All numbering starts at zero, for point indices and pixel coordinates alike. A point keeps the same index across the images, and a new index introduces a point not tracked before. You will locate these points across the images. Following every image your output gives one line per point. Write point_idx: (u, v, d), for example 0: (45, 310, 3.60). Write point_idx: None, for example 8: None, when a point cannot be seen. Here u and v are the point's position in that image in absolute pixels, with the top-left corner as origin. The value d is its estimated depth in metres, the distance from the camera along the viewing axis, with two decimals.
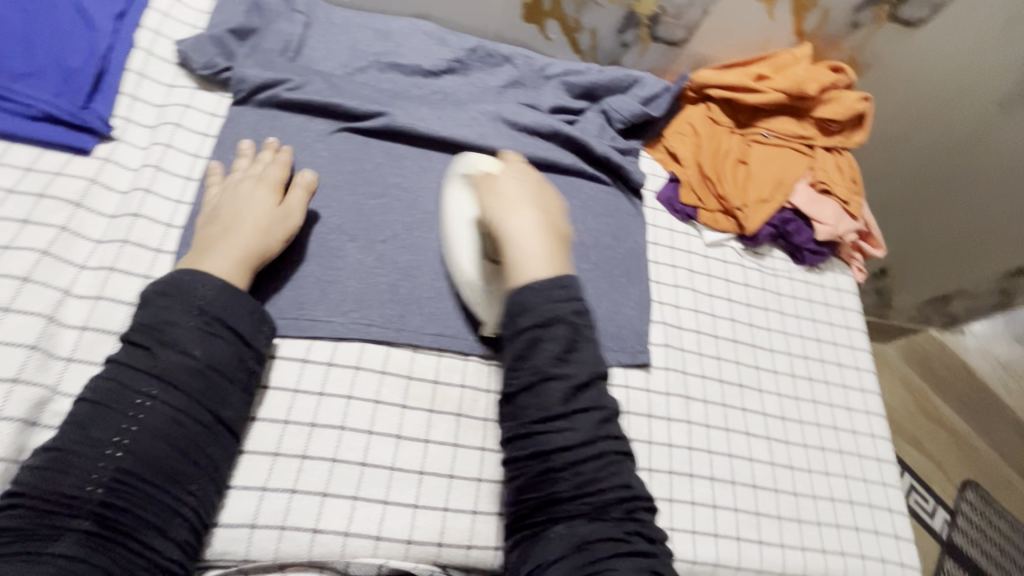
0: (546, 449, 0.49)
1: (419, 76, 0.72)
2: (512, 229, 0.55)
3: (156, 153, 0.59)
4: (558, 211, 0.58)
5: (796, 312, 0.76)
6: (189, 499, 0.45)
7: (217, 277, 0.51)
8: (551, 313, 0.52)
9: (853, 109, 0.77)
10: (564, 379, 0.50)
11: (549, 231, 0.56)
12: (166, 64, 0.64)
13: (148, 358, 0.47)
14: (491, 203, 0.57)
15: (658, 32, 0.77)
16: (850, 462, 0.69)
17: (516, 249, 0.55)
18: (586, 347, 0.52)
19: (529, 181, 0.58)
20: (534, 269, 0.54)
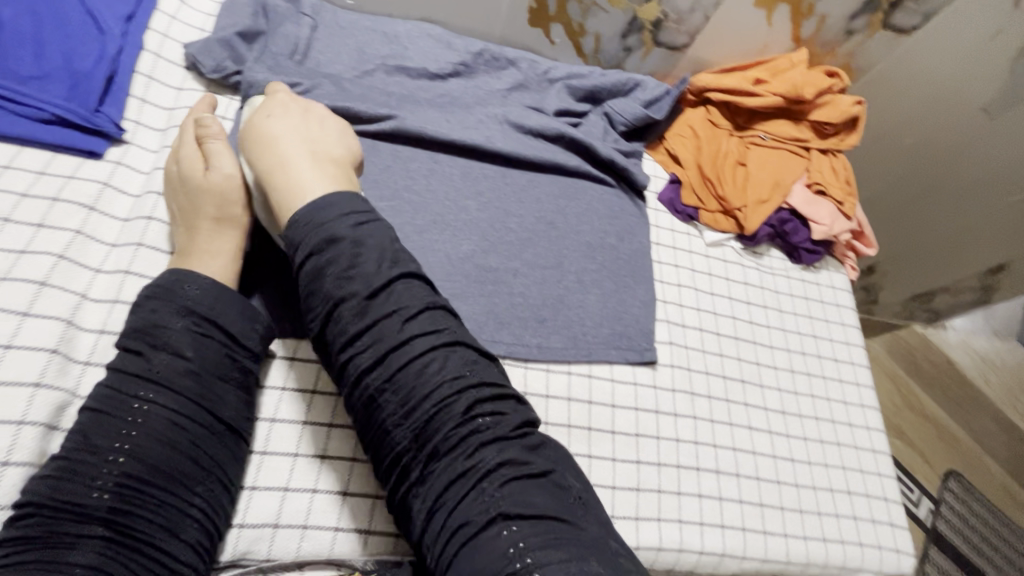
0: (359, 379, 0.47)
1: (426, 79, 0.73)
2: (271, 163, 0.53)
3: (168, 156, 0.59)
4: (328, 136, 0.56)
5: (794, 309, 0.79)
6: (196, 500, 0.45)
7: (207, 277, 0.51)
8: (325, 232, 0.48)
9: (847, 113, 0.79)
10: (346, 293, 0.47)
11: (317, 157, 0.54)
12: (176, 67, 0.64)
13: (143, 362, 0.47)
14: (257, 141, 0.55)
15: (660, 37, 0.78)
16: (848, 454, 0.72)
17: (279, 182, 0.52)
18: (367, 253, 0.48)
19: (292, 116, 0.56)
20: (300, 195, 0.51)
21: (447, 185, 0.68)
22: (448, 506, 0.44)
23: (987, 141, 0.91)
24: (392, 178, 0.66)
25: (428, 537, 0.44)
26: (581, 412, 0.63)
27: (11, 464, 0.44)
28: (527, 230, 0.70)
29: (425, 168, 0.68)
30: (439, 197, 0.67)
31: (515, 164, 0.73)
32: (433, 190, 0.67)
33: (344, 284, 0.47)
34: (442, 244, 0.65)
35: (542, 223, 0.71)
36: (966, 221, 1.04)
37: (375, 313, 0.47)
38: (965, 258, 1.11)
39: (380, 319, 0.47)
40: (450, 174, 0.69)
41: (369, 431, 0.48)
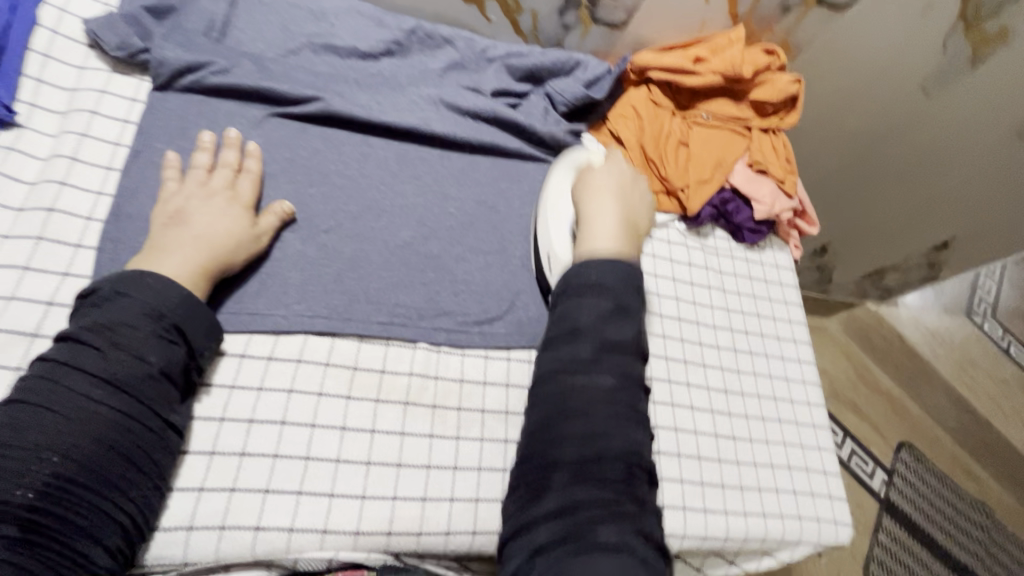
0: (564, 394, 0.51)
1: (357, 58, 0.70)
2: (593, 211, 0.63)
3: (70, 142, 0.55)
4: (637, 205, 0.67)
5: (737, 289, 0.79)
6: (130, 506, 0.43)
7: (184, 287, 0.49)
8: (600, 280, 0.56)
9: (785, 91, 0.79)
10: (596, 336, 0.53)
11: (628, 221, 0.64)
12: (76, 45, 0.60)
13: (98, 359, 0.44)
14: (583, 187, 0.65)
15: (598, 13, 0.76)
16: (788, 430, 0.73)
17: (594, 222, 0.62)
18: (629, 322, 0.55)
19: (621, 174, 0.67)
20: (609, 238, 0.61)
21: (380, 169, 0.66)
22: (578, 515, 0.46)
23: (935, 113, 0.91)
24: (320, 162, 0.63)
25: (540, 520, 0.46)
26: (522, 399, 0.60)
27: None
28: (468, 214, 0.67)
29: (356, 152, 0.65)
30: (372, 181, 0.65)
31: (453, 147, 0.71)
32: (364, 173, 0.65)
33: (601, 329, 0.54)
34: (377, 230, 0.62)
35: (483, 207, 0.68)
36: (931, 191, 1.03)
37: (607, 367, 0.52)
38: (929, 229, 1.12)
39: (608, 375, 0.52)
40: (383, 157, 0.66)
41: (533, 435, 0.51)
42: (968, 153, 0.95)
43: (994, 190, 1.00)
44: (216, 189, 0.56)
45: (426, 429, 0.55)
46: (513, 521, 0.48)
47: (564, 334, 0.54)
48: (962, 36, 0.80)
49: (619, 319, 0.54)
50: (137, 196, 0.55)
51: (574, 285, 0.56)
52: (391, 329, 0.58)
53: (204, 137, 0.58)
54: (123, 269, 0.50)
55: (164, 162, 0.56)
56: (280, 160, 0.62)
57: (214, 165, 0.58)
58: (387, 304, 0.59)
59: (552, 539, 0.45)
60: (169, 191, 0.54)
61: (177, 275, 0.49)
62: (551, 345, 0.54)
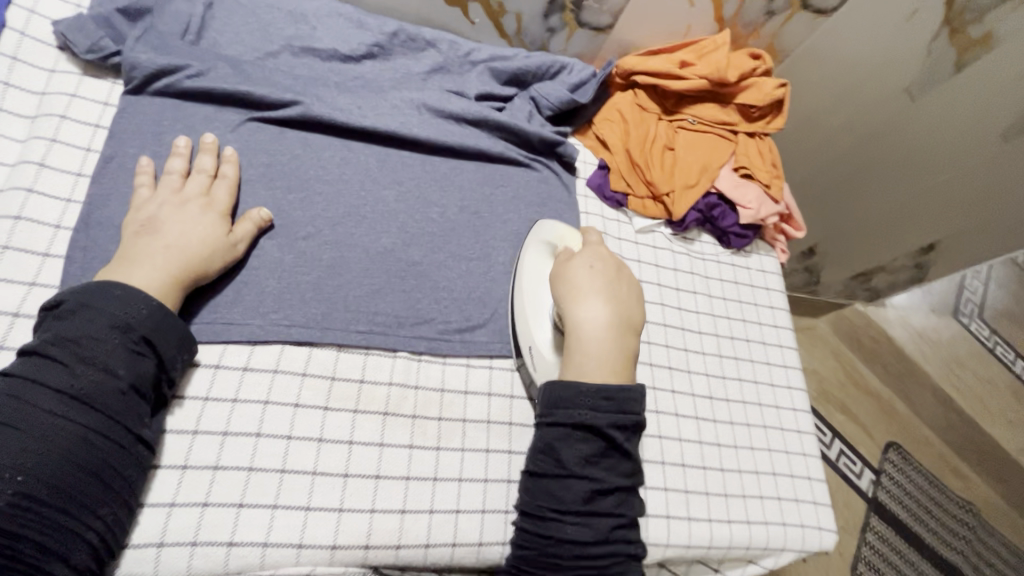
0: (555, 523, 0.50)
1: (338, 61, 0.69)
2: (573, 326, 0.55)
3: (38, 147, 0.53)
4: (631, 298, 0.57)
5: (723, 294, 0.79)
6: (96, 524, 0.42)
7: (154, 297, 0.48)
8: (587, 423, 0.51)
9: (771, 95, 0.79)
10: (583, 479, 0.51)
11: (620, 326, 0.55)
12: (46, 47, 0.58)
13: (64, 373, 0.43)
14: (565, 284, 0.57)
15: (583, 17, 0.76)
16: (773, 435, 0.73)
17: (580, 339, 0.54)
18: (619, 460, 0.52)
19: (608, 268, 0.58)
20: (594, 367, 0.54)
21: (360, 173, 0.65)
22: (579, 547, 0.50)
23: (923, 117, 0.90)
24: (299, 167, 0.62)
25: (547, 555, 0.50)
26: (503, 408, 0.59)
27: None
28: (451, 220, 0.66)
29: (336, 156, 0.64)
30: (352, 186, 0.63)
31: (436, 151, 0.70)
32: (345, 178, 0.64)
33: (588, 472, 0.51)
34: (357, 236, 0.61)
35: (466, 213, 0.68)
36: (915, 198, 1.03)
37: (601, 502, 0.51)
38: (913, 236, 1.11)
39: (603, 507, 0.51)
40: (364, 161, 0.65)
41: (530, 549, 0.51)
42: (955, 162, 0.93)
43: (978, 201, 0.98)
44: (191, 196, 0.55)
45: (405, 440, 0.55)
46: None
47: (550, 470, 0.52)
48: (948, 41, 0.80)
49: (609, 457, 0.52)
50: (109, 203, 0.53)
51: (557, 423, 0.52)
52: (370, 337, 0.57)
53: (179, 141, 0.57)
54: (91, 279, 0.48)
55: (136, 169, 0.54)
56: (257, 165, 0.61)
57: (189, 170, 0.57)
58: (368, 312, 0.58)
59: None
60: (142, 198, 0.53)
61: (149, 284, 0.48)
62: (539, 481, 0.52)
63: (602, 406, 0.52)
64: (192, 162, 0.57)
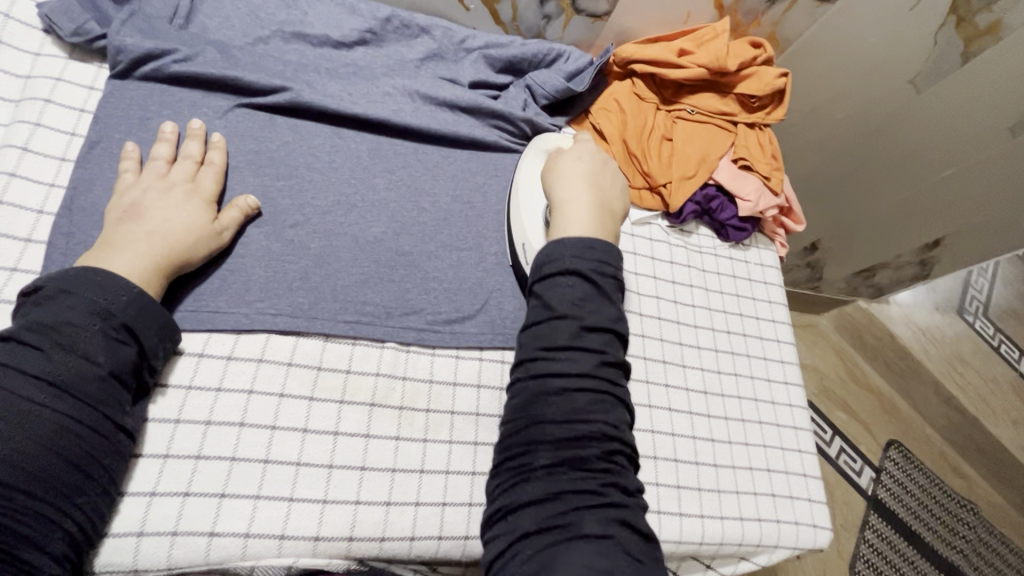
0: (542, 377, 0.49)
1: (329, 47, 0.68)
2: (561, 199, 0.59)
3: (22, 132, 0.52)
4: (614, 189, 0.62)
5: (720, 288, 0.78)
6: (75, 511, 0.41)
7: (135, 284, 0.47)
8: (575, 267, 0.52)
9: (772, 85, 0.77)
10: (573, 322, 0.50)
11: (602, 206, 0.60)
12: (31, 30, 0.57)
13: (42, 360, 0.42)
14: (555, 172, 0.62)
15: (580, 4, 0.74)
16: (769, 432, 0.72)
17: (565, 207, 0.59)
18: (607, 307, 0.52)
19: (595, 157, 0.64)
20: (576, 225, 0.57)
21: (350, 162, 0.64)
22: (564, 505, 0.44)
23: (927, 109, 0.88)
24: (287, 154, 0.61)
25: (524, 514, 0.44)
26: (493, 400, 0.58)
27: None
28: (443, 210, 0.65)
29: (326, 144, 0.63)
30: (342, 174, 0.63)
31: (428, 140, 0.69)
32: (335, 167, 0.63)
33: (578, 315, 0.50)
34: (346, 226, 0.60)
35: (458, 202, 0.67)
36: (920, 193, 1.01)
37: (586, 352, 0.49)
38: (918, 233, 1.09)
39: (588, 357, 0.49)
40: (354, 150, 0.64)
41: (518, 408, 0.49)
42: (959, 154, 0.91)
43: (978, 195, 0.96)
44: (175, 182, 0.54)
45: (392, 431, 0.54)
46: (495, 502, 0.46)
47: (540, 317, 0.51)
48: (954, 30, 0.77)
49: (597, 304, 0.52)
50: (92, 188, 0.53)
51: (545, 270, 0.53)
52: (357, 328, 0.57)
53: (164, 128, 0.56)
54: (73, 265, 0.48)
55: (121, 154, 0.54)
56: (245, 152, 0.60)
57: (175, 156, 0.56)
58: (356, 302, 0.58)
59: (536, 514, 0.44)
60: (126, 183, 0.53)
61: (131, 271, 0.48)
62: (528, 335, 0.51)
63: (583, 248, 0.54)
64: (178, 148, 0.56)
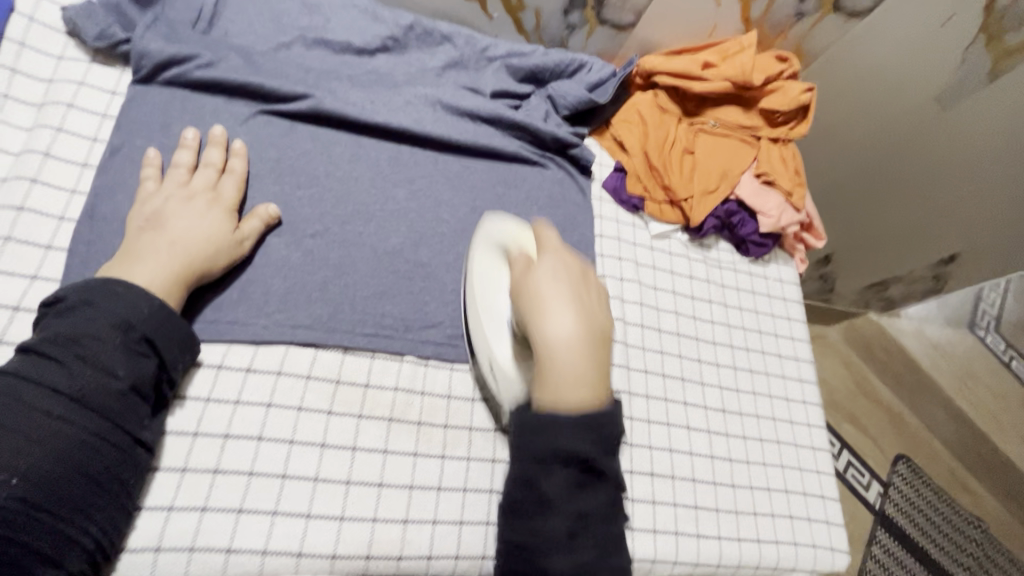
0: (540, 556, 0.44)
1: (351, 54, 0.67)
2: (541, 344, 0.48)
3: (43, 137, 0.52)
4: (598, 308, 0.52)
5: (739, 303, 0.77)
6: (93, 528, 0.41)
7: (157, 295, 0.46)
8: (568, 448, 0.45)
9: (797, 100, 0.76)
10: (567, 509, 0.45)
11: (591, 339, 0.50)
12: (53, 32, 0.56)
13: (62, 373, 0.42)
14: (526, 300, 0.51)
15: (605, 14, 0.73)
16: (787, 452, 0.71)
17: (551, 363, 0.48)
18: (603, 484, 0.47)
19: (575, 273, 0.52)
20: (571, 391, 0.47)
21: (372, 170, 0.63)
22: None
23: (948, 128, 0.87)
24: (309, 162, 0.61)
25: None
26: None
27: None
28: (462, 221, 0.65)
29: (348, 152, 0.63)
30: (363, 183, 0.62)
31: (449, 149, 0.68)
32: (356, 175, 0.62)
33: (571, 500, 0.45)
34: (366, 236, 0.60)
35: (478, 214, 0.66)
36: (936, 210, 0.99)
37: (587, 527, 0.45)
38: (932, 248, 1.08)
39: (593, 535, 0.45)
40: (375, 158, 0.64)
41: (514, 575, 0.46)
42: (976, 174, 0.90)
43: (993, 214, 0.95)
44: (197, 190, 0.53)
45: (410, 447, 0.53)
46: None
47: (529, 504, 0.46)
48: (983, 48, 0.76)
49: (593, 482, 0.46)
50: (113, 195, 0.52)
51: (531, 448, 0.46)
52: (376, 341, 0.56)
53: (186, 134, 0.56)
54: (95, 274, 0.47)
55: (142, 161, 0.53)
56: (267, 160, 0.59)
57: (197, 164, 0.55)
58: (375, 314, 0.57)
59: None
60: (147, 191, 0.52)
61: (153, 282, 0.47)
62: (514, 511, 0.47)
63: (579, 431, 0.46)
64: (200, 155, 0.55)
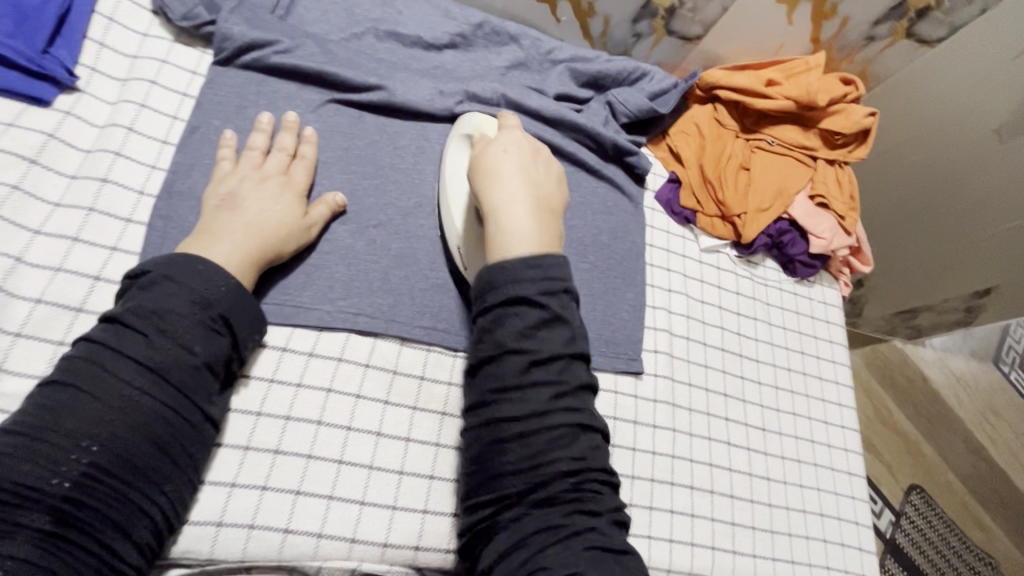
0: (497, 419, 0.45)
1: (420, 48, 0.68)
2: (495, 202, 0.51)
3: (128, 112, 0.53)
4: (549, 180, 0.55)
5: (783, 323, 0.77)
6: (161, 500, 0.42)
7: (233, 275, 0.47)
8: (517, 293, 0.46)
9: (859, 124, 0.75)
10: (522, 352, 0.45)
11: (539, 205, 0.52)
12: (141, 11, 0.58)
13: (144, 346, 0.43)
14: (481, 172, 0.53)
15: (673, 26, 0.74)
16: (823, 475, 0.71)
17: (496, 222, 0.50)
18: (558, 326, 0.47)
19: (524, 149, 0.55)
20: (516, 244, 0.49)
21: (436, 165, 0.63)
22: (529, 548, 0.42)
23: (983, 168, 0.87)
24: (376, 154, 0.61)
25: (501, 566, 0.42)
26: None
27: None
28: None
29: (413, 145, 0.63)
30: (426, 178, 0.62)
31: None
32: (420, 169, 0.62)
33: (527, 345, 0.46)
34: (427, 230, 0.60)
35: None
36: (976, 242, 0.98)
37: (542, 379, 0.45)
38: (968, 279, 1.06)
39: (546, 378, 0.45)
40: (439, 153, 0.64)
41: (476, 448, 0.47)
42: None
43: None
44: (270, 173, 0.54)
45: None
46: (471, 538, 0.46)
47: (487, 354, 0.47)
48: None
49: (547, 324, 0.46)
50: (190, 173, 0.53)
51: (486, 299, 0.47)
52: (432, 335, 0.56)
53: (262, 118, 0.56)
54: (174, 250, 0.48)
55: (218, 142, 0.54)
56: (336, 149, 0.60)
57: (269, 148, 0.56)
58: (433, 309, 0.57)
59: (512, 518, 0.44)
60: (223, 171, 0.53)
61: (229, 262, 0.48)
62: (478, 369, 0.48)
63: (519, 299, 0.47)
64: (273, 140, 0.56)
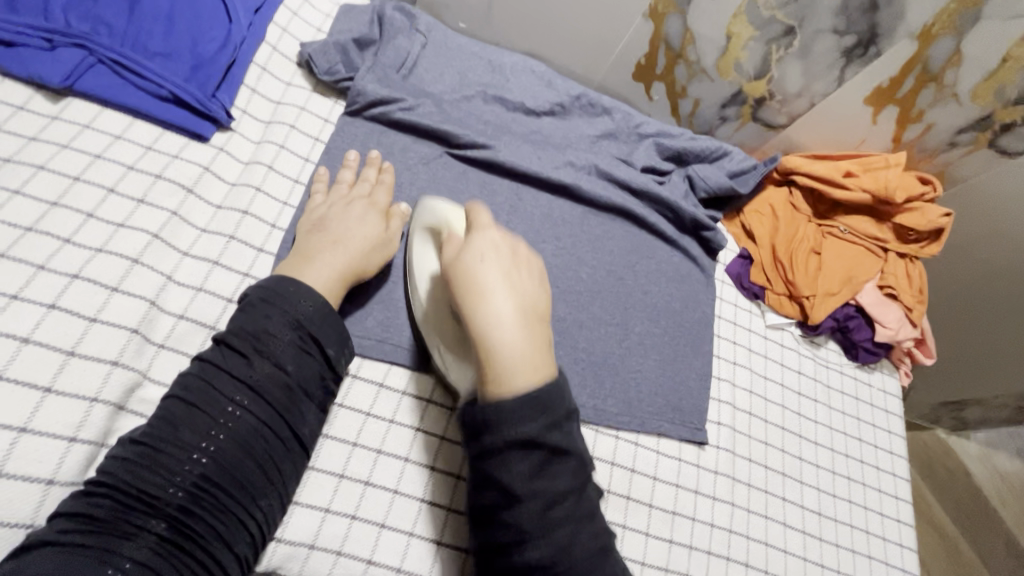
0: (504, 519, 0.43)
1: (522, 113, 0.73)
2: (480, 325, 0.44)
3: (269, 152, 0.59)
4: (533, 284, 0.47)
5: (843, 407, 0.77)
6: (258, 514, 0.45)
7: (319, 294, 0.51)
8: (519, 435, 0.42)
9: (935, 223, 0.77)
10: (525, 488, 0.42)
11: (530, 318, 0.45)
12: (289, 64, 0.65)
13: (245, 365, 0.47)
14: (461, 284, 0.46)
15: (760, 113, 0.81)
16: (877, 569, 0.69)
17: (487, 351, 0.43)
18: (561, 459, 0.43)
19: (504, 253, 0.47)
20: (513, 374, 0.43)
21: (527, 224, 0.68)
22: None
23: None
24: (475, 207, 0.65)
25: None
26: (623, 480, 0.61)
27: (77, 441, 0.42)
28: (598, 282, 0.69)
29: (507, 203, 0.68)
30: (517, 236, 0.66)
31: (597, 212, 0.72)
32: (513, 226, 0.67)
33: (531, 479, 0.42)
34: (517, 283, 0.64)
35: (612, 278, 0.70)
36: None
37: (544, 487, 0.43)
38: None
39: (553, 491, 0.43)
40: (531, 214, 0.68)
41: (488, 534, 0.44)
42: None
43: None
44: (355, 196, 0.58)
45: None
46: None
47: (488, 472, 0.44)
48: None
49: (549, 462, 0.43)
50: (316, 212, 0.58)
51: (481, 445, 0.43)
52: None
53: (349, 156, 0.61)
54: (275, 272, 0.53)
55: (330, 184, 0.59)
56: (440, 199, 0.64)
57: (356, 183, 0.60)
58: None
59: None
60: (316, 202, 0.57)
61: (318, 280, 0.52)
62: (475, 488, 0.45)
63: (527, 371, 0.43)
64: (358, 176, 0.60)
